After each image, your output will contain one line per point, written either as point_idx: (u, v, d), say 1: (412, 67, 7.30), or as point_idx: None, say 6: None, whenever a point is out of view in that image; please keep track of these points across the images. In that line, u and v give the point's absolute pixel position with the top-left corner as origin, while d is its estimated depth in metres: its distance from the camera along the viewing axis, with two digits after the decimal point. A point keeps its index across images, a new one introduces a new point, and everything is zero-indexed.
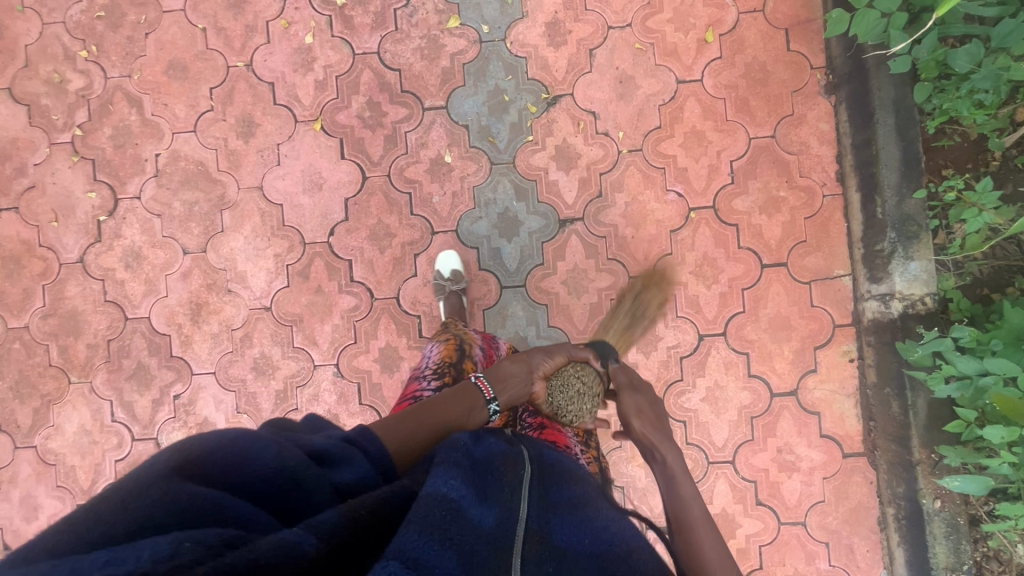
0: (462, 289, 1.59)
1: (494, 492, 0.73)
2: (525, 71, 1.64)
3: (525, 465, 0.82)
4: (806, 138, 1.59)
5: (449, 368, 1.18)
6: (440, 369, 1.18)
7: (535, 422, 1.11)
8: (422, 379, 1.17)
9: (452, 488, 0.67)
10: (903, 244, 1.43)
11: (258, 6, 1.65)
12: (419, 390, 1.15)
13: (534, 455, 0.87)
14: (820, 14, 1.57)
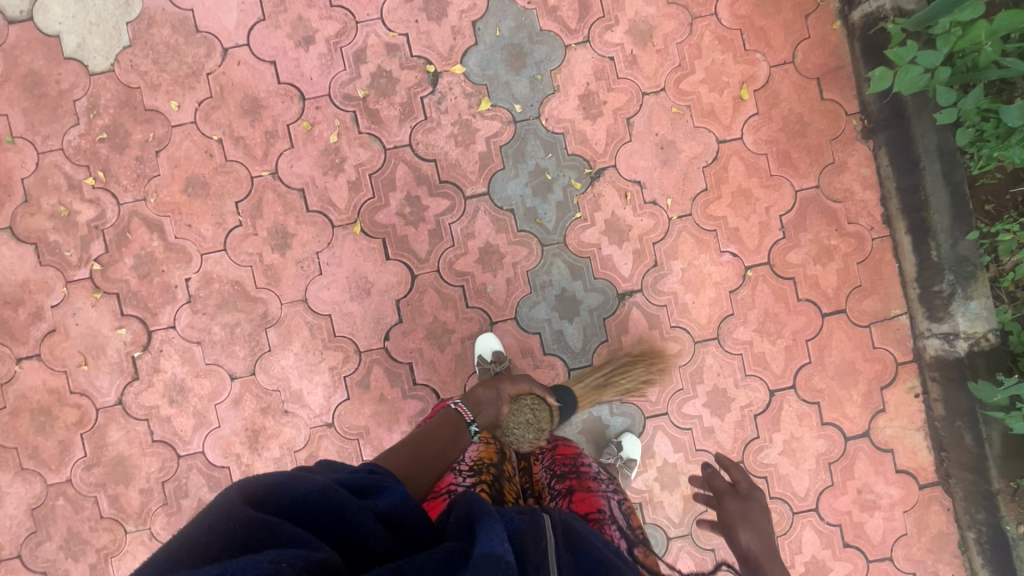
0: (508, 369, 1.54)
1: (531, 548, 0.76)
2: (565, 147, 1.61)
3: (549, 530, 0.80)
4: (850, 184, 1.60)
5: (488, 467, 1.09)
6: (477, 465, 1.09)
7: (564, 487, 1.07)
8: (459, 474, 1.06)
9: (504, 545, 0.69)
10: (962, 285, 1.49)
11: (277, 110, 1.57)
12: (455, 485, 1.02)
13: (559, 518, 0.86)
14: (849, 60, 1.59)
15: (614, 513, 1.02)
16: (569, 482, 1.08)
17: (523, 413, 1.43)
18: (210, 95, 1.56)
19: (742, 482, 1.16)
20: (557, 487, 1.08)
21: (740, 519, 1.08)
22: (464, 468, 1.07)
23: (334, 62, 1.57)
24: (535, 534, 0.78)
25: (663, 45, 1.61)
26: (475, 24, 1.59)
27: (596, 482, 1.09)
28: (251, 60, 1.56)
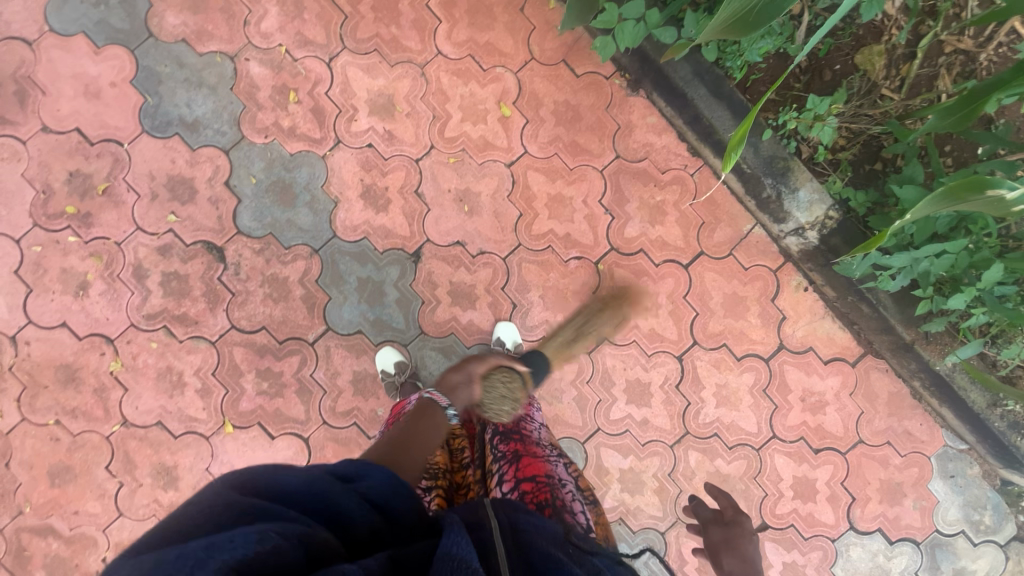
0: (412, 377, 1.52)
1: (478, 553, 0.66)
2: (374, 248, 1.56)
3: (496, 532, 0.69)
4: (645, 138, 1.59)
5: (444, 471, 1.01)
6: (433, 471, 0.99)
7: (507, 451, 1.04)
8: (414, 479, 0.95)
9: (463, 547, 0.60)
10: (783, 182, 1.48)
11: (93, 364, 1.51)
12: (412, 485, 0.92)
13: (507, 518, 0.75)
14: (581, 30, 1.56)
15: (563, 478, 1.01)
16: (511, 441, 1.07)
17: (498, 385, 1.18)
18: (24, 385, 1.50)
19: (726, 507, 1.03)
20: (500, 450, 1.05)
21: (724, 548, 0.97)
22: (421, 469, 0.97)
23: (119, 292, 1.51)
24: (483, 552, 0.65)
25: (409, 106, 1.56)
26: (229, 183, 1.54)
27: (539, 445, 1.08)
28: (42, 332, 1.50)
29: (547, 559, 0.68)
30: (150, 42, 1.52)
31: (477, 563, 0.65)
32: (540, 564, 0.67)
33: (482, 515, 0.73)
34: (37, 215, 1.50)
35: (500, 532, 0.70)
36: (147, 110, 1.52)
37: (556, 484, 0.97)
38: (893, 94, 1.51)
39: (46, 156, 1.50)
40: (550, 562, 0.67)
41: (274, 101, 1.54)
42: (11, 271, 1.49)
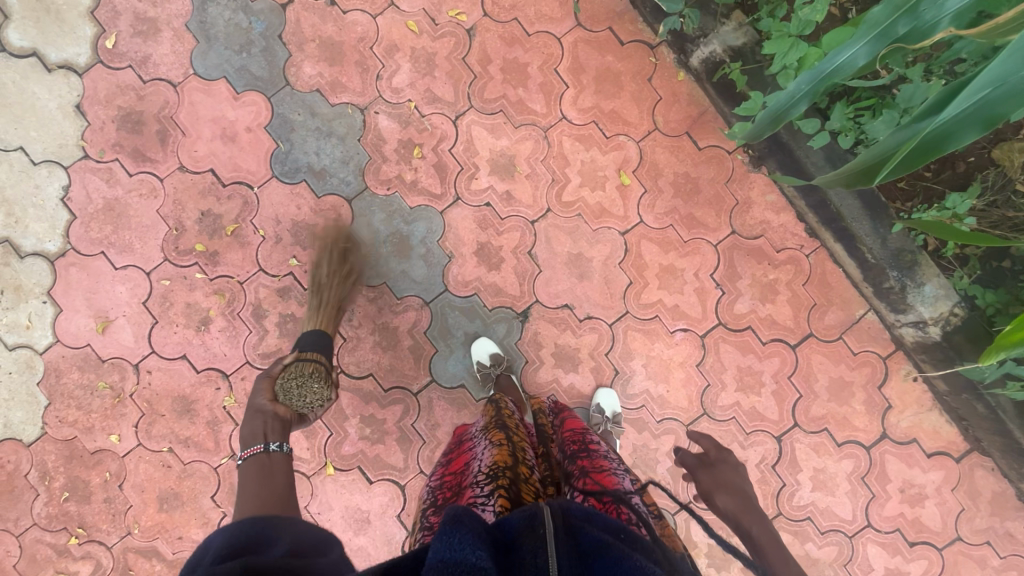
0: (507, 370, 1.53)
1: (525, 540, 0.70)
2: (484, 304, 1.59)
3: (546, 517, 0.73)
4: (763, 215, 1.57)
5: (505, 469, 0.95)
6: (494, 469, 0.95)
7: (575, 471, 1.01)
8: (478, 485, 0.93)
9: (476, 555, 0.61)
10: (908, 276, 1.45)
11: (208, 397, 1.57)
12: (474, 497, 0.90)
13: (559, 505, 0.77)
14: (708, 103, 1.56)
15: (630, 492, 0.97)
16: (577, 461, 1.04)
17: (292, 389, 1.29)
18: (142, 412, 1.56)
19: (710, 450, 1.27)
20: (568, 472, 1.02)
21: (715, 485, 1.15)
22: (483, 474, 0.94)
23: (238, 329, 1.57)
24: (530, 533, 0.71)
25: (530, 169, 1.58)
26: (349, 232, 1.58)
27: (607, 460, 1.04)
28: (164, 363, 1.56)
29: (598, 544, 0.69)
30: (286, 91, 1.57)
31: (524, 547, 0.69)
32: (590, 548, 0.69)
33: (534, 507, 0.76)
34: (168, 250, 1.56)
35: (553, 518, 0.73)
36: (278, 156, 1.57)
37: (620, 496, 0.93)
38: None
39: (180, 194, 1.56)
40: (602, 547, 0.69)
41: (399, 155, 1.58)
42: (139, 301, 1.56)
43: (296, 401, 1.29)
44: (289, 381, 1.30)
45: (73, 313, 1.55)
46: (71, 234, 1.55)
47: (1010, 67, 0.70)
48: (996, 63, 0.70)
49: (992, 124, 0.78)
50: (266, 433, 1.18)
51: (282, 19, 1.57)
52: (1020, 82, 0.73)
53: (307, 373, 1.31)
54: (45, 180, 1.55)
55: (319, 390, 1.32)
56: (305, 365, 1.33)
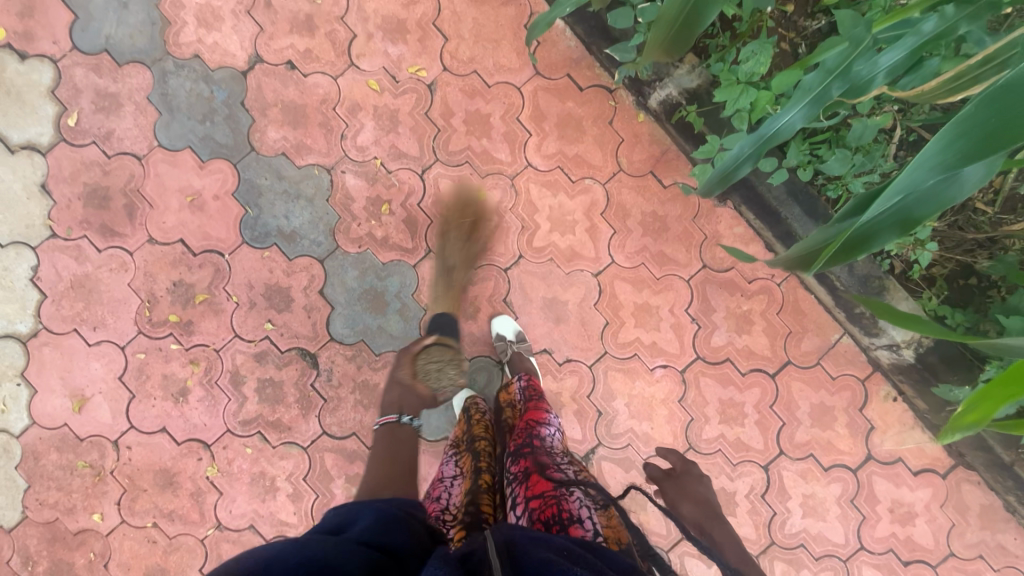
0: None
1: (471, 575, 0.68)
2: (462, 354, 1.59)
3: (489, 556, 0.71)
4: (733, 247, 1.59)
5: (470, 502, 1.00)
6: (459, 510, 1.00)
7: (519, 472, 1.03)
8: (444, 525, 0.96)
9: None
10: (878, 301, 1.47)
11: (190, 467, 1.55)
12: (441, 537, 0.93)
13: (503, 539, 0.76)
14: (670, 142, 1.58)
15: (574, 484, 0.98)
16: (521, 458, 1.05)
17: (433, 364, 1.42)
18: (124, 489, 1.54)
19: (676, 465, 1.25)
20: (512, 471, 1.04)
21: (681, 495, 1.17)
22: (449, 517, 0.98)
23: (217, 398, 1.56)
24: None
25: (499, 217, 1.59)
26: (323, 291, 1.58)
27: (549, 454, 1.06)
28: (143, 437, 1.55)
29: (537, 562, 0.69)
30: (251, 156, 1.57)
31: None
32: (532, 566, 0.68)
33: (478, 549, 0.74)
34: (142, 323, 1.55)
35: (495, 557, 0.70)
36: (248, 222, 1.57)
37: (564, 495, 0.94)
38: (987, 207, 1.45)
39: (151, 266, 1.56)
40: (542, 565, 0.68)
41: (369, 212, 1.58)
42: (115, 376, 1.55)
43: (433, 381, 1.42)
44: (429, 364, 1.41)
45: (48, 394, 1.54)
46: (42, 314, 1.54)
47: (919, 179, 0.70)
48: (902, 175, 0.70)
49: (910, 228, 0.81)
50: (404, 407, 1.32)
51: (243, 87, 1.58)
52: (930, 190, 0.76)
53: (441, 355, 1.43)
54: (13, 261, 1.54)
55: (452, 376, 1.47)
56: (438, 351, 1.43)
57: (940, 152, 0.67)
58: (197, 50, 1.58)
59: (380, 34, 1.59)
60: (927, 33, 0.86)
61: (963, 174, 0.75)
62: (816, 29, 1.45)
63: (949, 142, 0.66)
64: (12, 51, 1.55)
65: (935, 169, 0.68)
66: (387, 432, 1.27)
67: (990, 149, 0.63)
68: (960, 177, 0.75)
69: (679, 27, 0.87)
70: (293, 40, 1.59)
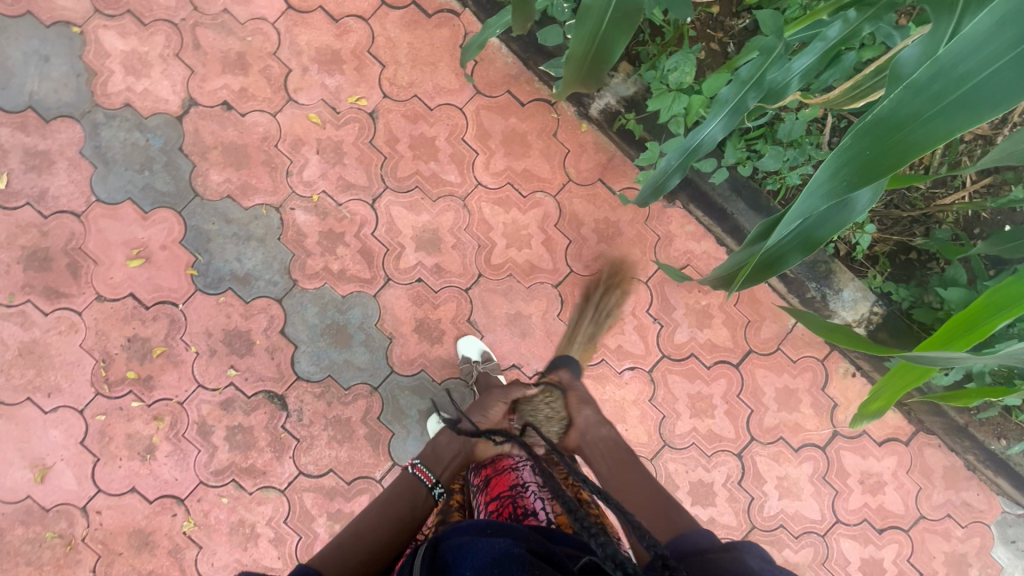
0: None
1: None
2: (432, 379, 1.59)
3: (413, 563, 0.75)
4: (686, 245, 1.63)
5: (439, 516, 1.00)
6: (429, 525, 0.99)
7: (481, 481, 1.06)
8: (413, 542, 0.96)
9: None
10: (827, 285, 1.53)
11: (165, 524, 1.52)
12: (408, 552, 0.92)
13: (433, 540, 0.79)
14: (614, 148, 1.60)
15: (530, 481, 1.00)
16: (483, 470, 1.08)
17: (541, 408, 1.24)
18: (98, 555, 1.50)
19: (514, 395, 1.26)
20: (475, 483, 1.07)
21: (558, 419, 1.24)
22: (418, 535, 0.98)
23: (186, 451, 1.52)
24: None
25: (455, 239, 1.59)
26: (285, 331, 1.56)
27: (508, 459, 1.09)
28: (113, 500, 1.51)
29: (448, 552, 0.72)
30: (196, 202, 1.54)
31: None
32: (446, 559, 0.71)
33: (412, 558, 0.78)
34: (99, 383, 1.51)
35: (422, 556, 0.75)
36: (199, 269, 1.54)
37: (519, 493, 0.96)
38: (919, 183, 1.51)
39: (103, 324, 1.52)
40: (454, 554, 0.71)
41: (323, 246, 1.57)
42: (77, 442, 1.50)
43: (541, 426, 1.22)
44: (540, 404, 1.25)
45: (7, 468, 1.49)
46: None
47: (812, 204, 0.75)
48: (798, 201, 0.74)
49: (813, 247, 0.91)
50: (442, 466, 1.11)
51: (180, 132, 1.55)
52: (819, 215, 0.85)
53: (554, 400, 1.26)
54: None
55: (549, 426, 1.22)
56: (561, 399, 1.26)
57: (828, 179, 0.71)
58: (128, 99, 1.54)
59: (315, 67, 1.58)
60: (832, 38, 0.91)
61: (852, 200, 0.84)
62: (742, 28, 1.49)
63: (835, 170, 0.71)
64: None
65: (826, 196, 0.73)
66: (410, 486, 1.06)
67: (870, 176, 0.68)
68: (852, 199, 0.84)
69: (589, 59, 0.88)
70: (227, 79, 1.56)
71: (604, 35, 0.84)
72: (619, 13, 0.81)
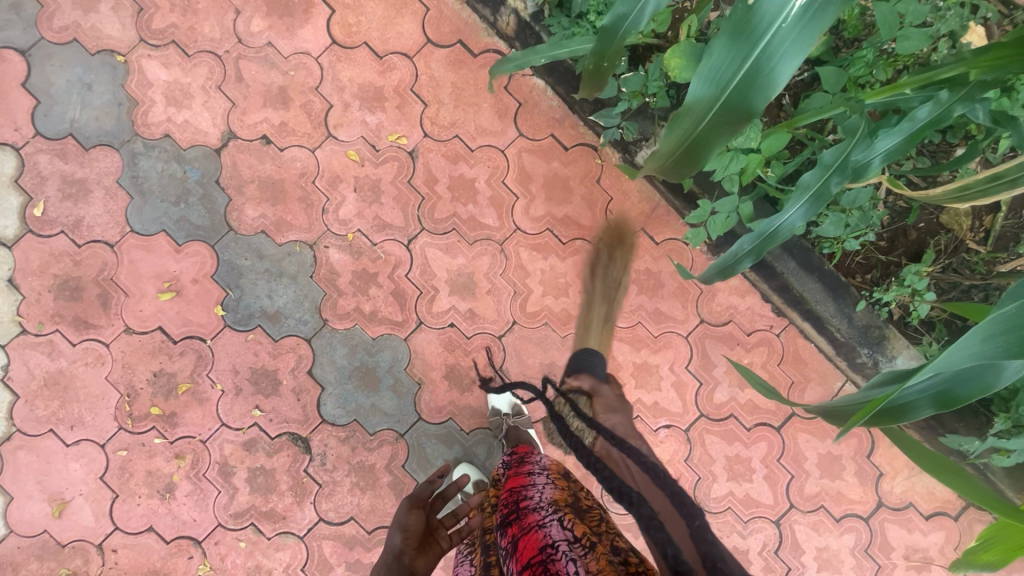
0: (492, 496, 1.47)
1: None
2: (461, 428, 1.54)
3: None
4: (729, 301, 1.57)
5: None
6: None
7: (509, 545, 0.99)
8: None
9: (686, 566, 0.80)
10: (879, 351, 1.45)
11: (180, 567, 1.48)
12: None
13: None
14: (659, 198, 1.55)
15: (557, 538, 0.95)
16: (508, 527, 1.02)
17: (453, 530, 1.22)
18: None
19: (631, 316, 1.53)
20: (504, 545, 1.01)
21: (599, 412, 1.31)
22: None
23: (206, 491, 1.49)
24: None
25: (490, 284, 1.55)
26: (312, 372, 1.52)
27: (534, 511, 1.03)
28: (129, 538, 1.47)
29: None
30: (230, 237, 1.52)
31: None
32: None
33: None
34: (122, 418, 1.48)
35: None
36: (229, 305, 1.51)
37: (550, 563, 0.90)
38: (980, 246, 1.43)
39: (129, 357, 1.49)
40: None
41: (356, 287, 1.53)
42: (97, 476, 1.47)
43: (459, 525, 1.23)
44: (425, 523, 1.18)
45: (26, 500, 1.46)
46: (15, 416, 1.47)
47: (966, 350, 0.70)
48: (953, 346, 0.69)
49: (950, 406, 0.79)
50: None
51: (217, 164, 1.52)
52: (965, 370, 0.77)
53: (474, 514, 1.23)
54: None
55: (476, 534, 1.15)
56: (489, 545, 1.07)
57: (981, 336, 0.69)
58: (167, 129, 1.52)
59: (357, 103, 1.55)
60: (922, 119, 0.87)
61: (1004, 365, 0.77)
62: (799, 79, 1.43)
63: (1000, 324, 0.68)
64: None
65: (981, 347, 0.69)
66: None
67: None
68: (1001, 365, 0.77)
69: (680, 154, 0.82)
70: (267, 113, 1.54)
71: (701, 131, 0.79)
72: (726, 109, 0.76)
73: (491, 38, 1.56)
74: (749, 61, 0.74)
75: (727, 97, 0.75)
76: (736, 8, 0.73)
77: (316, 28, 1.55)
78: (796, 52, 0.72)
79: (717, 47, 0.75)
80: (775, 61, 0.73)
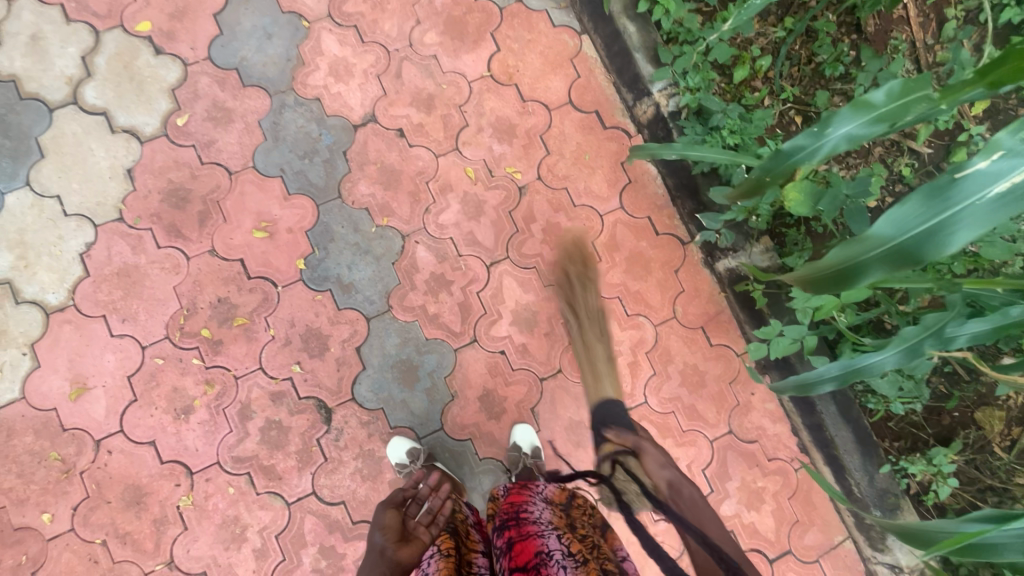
0: (428, 456, 1.48)
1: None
2: (475, 452, 1.56)
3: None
4: (760, 421, 1.62)
5: None
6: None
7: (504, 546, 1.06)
8: None
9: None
10: (890, 517, 1.50)
11: (162, 492, 1.46)
12: None
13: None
14: (726, 306, 1.65)
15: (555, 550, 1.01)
16: (506, 531, 1.09)
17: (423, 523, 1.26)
18: (86, 495, 1.44)
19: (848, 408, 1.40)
20: (500, 545, 1.08)
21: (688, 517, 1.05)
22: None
23: (218, 426, 1.50)
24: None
25: (550, 328, 1.62)
26: (360, 349, 1.57)
27: (534, 523, 1.08)
28: (128, 445, 1.47)
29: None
30: (336, 203, 1.62)
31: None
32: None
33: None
34: (172, 329, 1.52)
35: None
36: (311, 262, 1.59)
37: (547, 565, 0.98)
38: (1004, 452, 1.46)
39: (203, 276, 1.55)
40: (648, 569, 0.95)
41: (429, 287, 1.61)
42: (124, 374, 1.49)
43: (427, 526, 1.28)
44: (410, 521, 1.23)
45: (50, 373, 1.48)
46: (77, 292, 1.51)
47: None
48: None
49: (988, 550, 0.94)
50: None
51: (350, 138, 1.65)
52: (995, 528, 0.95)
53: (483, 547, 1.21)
54: (71, 232, 1.53)
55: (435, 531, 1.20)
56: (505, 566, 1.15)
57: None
58: (320, 94, 1.67)
59: (489, 130, 1.70)
60: (1012, 317, 0.98)
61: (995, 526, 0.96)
62: None
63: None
64: (149, 44, 1.63)
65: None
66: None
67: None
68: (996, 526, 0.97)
69: (833, 273, 0.96)
70: (410, 111, 1.69)
71: (863, 261, 0.93)
72: (898, 249, 0.90)
73: (624, 118, 1.72)
74: (936, 221, 0.88)
75: (903, 242, 0.90)
76: (939, 178, 0.87)
77: (478, 58, 1.73)
78: (973, 229, 0.87)
79: (911, 202, 0.89)
80: (955, 228, 0.87)
